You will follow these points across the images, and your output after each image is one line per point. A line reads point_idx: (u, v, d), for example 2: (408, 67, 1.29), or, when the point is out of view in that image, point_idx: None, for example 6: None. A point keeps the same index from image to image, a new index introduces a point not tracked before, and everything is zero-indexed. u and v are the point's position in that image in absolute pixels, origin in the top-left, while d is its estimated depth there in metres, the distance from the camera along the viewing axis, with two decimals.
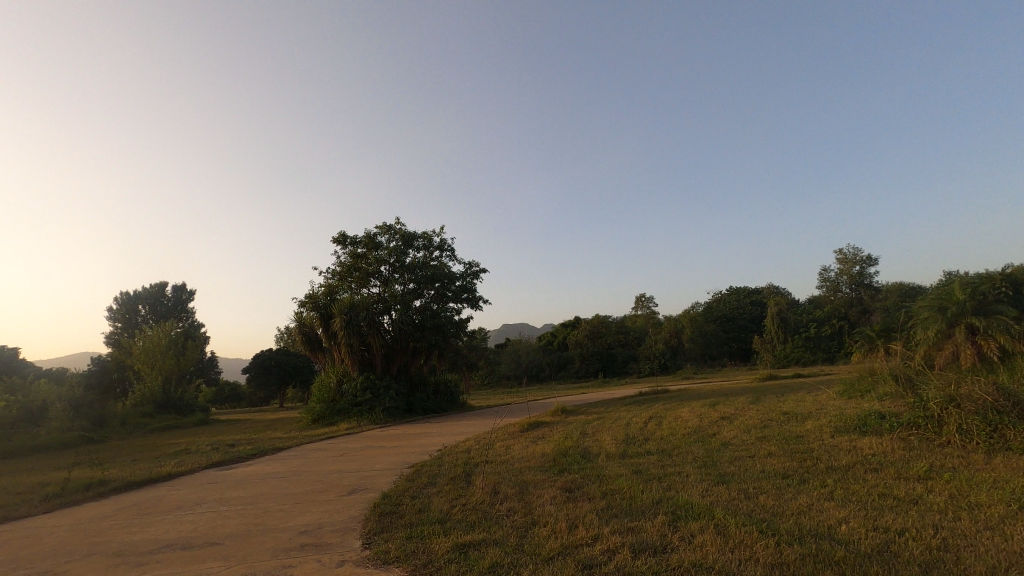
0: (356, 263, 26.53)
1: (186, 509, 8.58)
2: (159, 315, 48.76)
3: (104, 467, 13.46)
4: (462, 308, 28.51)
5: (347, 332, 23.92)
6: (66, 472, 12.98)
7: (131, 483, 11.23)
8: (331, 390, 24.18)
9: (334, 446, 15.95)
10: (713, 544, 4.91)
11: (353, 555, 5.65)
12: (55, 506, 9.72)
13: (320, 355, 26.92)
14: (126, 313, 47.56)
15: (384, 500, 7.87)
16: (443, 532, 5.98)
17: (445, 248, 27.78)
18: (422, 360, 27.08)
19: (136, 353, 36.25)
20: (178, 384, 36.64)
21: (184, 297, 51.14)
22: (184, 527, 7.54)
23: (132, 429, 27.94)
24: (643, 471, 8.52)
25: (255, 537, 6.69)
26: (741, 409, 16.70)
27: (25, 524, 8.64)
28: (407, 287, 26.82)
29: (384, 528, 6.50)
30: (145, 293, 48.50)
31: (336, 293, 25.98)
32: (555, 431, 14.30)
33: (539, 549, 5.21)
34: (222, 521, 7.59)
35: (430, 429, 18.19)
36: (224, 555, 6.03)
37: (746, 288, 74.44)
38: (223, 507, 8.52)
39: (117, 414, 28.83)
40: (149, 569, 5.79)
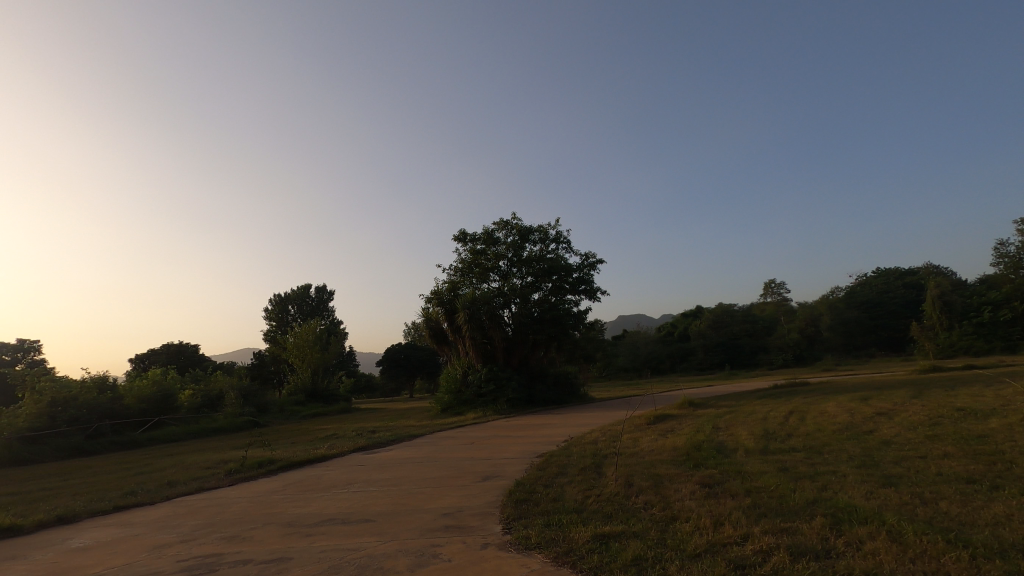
0: (476, 259, 27.52)
1: (341, 488, 9.47)
2: (306, 314, 54.25)
3: (270, 448, 15.25)
4: (581, 299, 28.42)
5: (470, 326, 24.99)
6: (242, 451, 14.93)
7: (293, 463, 12.61)
8: (458, 381, 25.38)
9: (463, 434, 16.69)
10: (888, 553, 4.39)
11: (495, 538, 5.86)
12: (234, 480, 11.19)
13: (446, 348, 28.33)
14: (279, 313, 53.61)
15: (518, 487, 8.09)
16: (581, 522, 5.98)
17: (561, 241, 27.87)
18: (543, 352, 27.43)
19: (289, 348, 40.68)
20: (324, 375, 40.43)
21: (325, 297, 56.41)
22: (342, 503, 8.33)
23: (289, 414, 31.48)
24: (791, 469, 7.87)
25: (403, 516, 7.19)
26: (901, 404, 14.82)
27: (215, 494, 10.06)
28: (526, 280, 27.29)
29: (522, 514, 6.66)
30: (293, 294, 54.20)
31: (459, 288, 27.16)
32: (684, 424, 13.70)
33: (684, 546, 5.00)
34: (372, 500, 8.28)
35: (553, 420, 18.35)
36: (379, 531, 6.55)
37: (899, 269, 65.70)
38: (371, 488, 9.29)
39: (277, 402, 32.62)
40: (316, 540, 6.45)
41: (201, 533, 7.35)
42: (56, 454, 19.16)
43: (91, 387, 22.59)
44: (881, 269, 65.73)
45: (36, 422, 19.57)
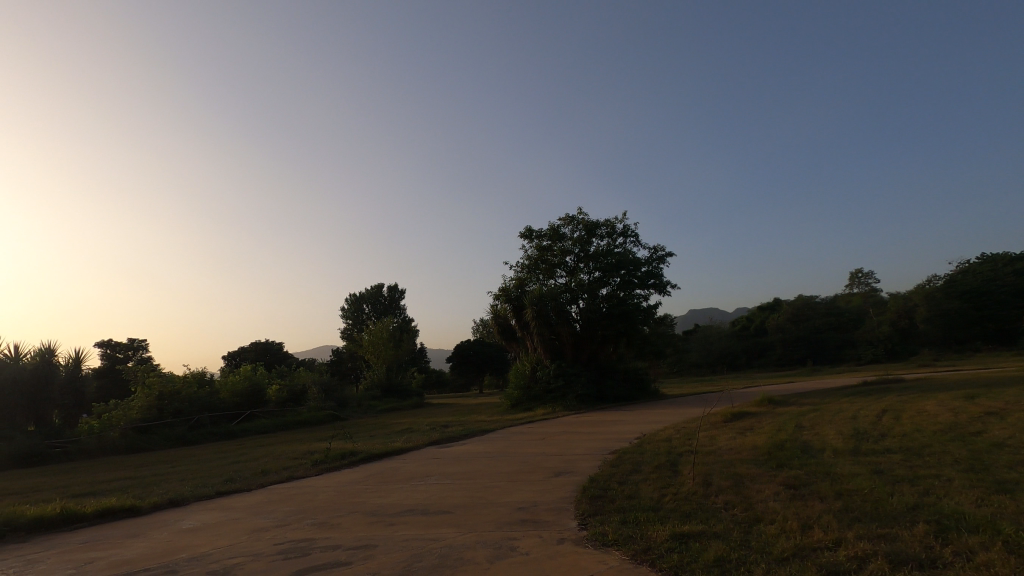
0: (543, 255, 27.55)
1: (418, 480, 9.80)
2: (379, 312, 56.38)
3: (350, 441, 16.02)
4: (650, 293, 27.81)
5: (538, 322, 25.10)
6: (325, 443, 15.79)
7: (372, 455, 13.18)
8: (527, 377, 25.56)
9: (534, 429, 16.81)
10: (1004, 565, 4.02)
11: (571, 534, 5.88)
12: (319, 470, 11.85)
13: (515, 344, 28.57)
14: (354, 312, 56.14)
15: (592, 483, 8.06)
16: (658, 520, 5.89)
17: (628, 235, 27.36)
18: (612, 347, 27.09)
19: (364, 345, 42.47)
20: (397, 371, 41.90)
21: (397, 295, 58.36)
22: (420, 494, 8.63)
23: (366, 409, 32.91)
24: (886, 472, 7.35)
25: (480, 509, 7.35)
26: (1015, 404, 13.43)
27: (304, 482, 10.72)
28: (593, 276, 27.00)
29: (597, 510, 6.63)
30: (366, 293, 56.51)
31: (526, 285, 27.31)
32: (764, 422, 13.11)
33: (770, 548, 4.80)
34: (449, 493, 8.52)
35: (624, 416, 18.10)
36: (457, 523, 6.73)
37: (1008, 254, 59.30)
38: (447, 480, 9.56)
39: (355, 397, 34.17)
40: (398, 529, 6.73)
41: (293, 518, 7.86)
42: (163, 443, 21.04)
43: (190, 382, 24.61)
44: (987, 255, 59.59)
45: (147, 414, 21.93)
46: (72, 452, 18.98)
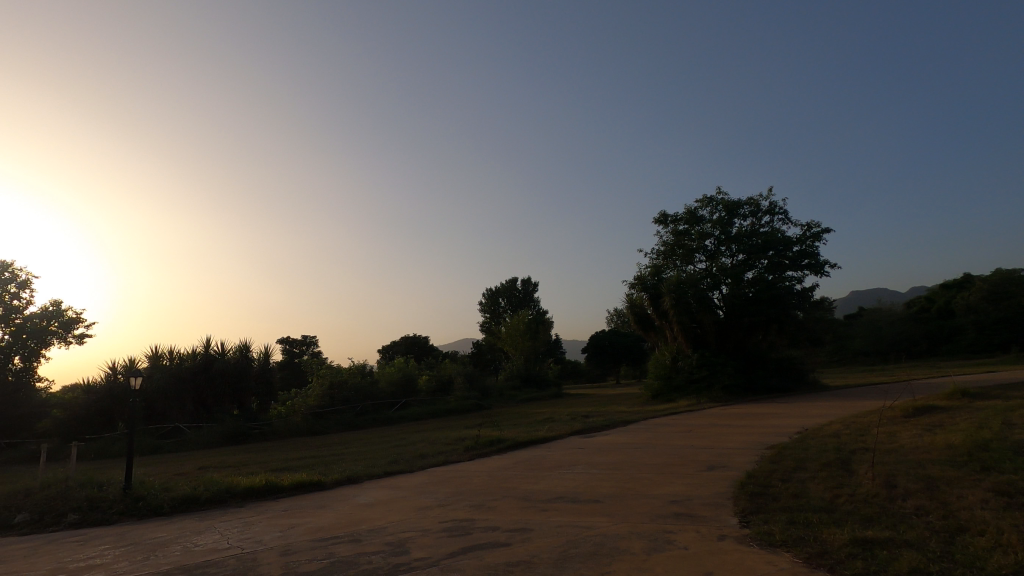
0: (679, 241, 26.36)
1: (565, 469, 9.96)
2: (515, 305, 58.01)
3: (497, 429, 16.76)
4: (804, 275, 25.31)
5: (677, 310, 24.13)
6: (474, 431, 16.71)
7: (519, 443, 13.66)
8: (667, 367, 24.69)
9: (680, 421, 16.17)
10: None
11: (732, 531, 5.59)
12: (471, 456, 12.57)
13: (653, 333, 27.74)
14: (492, 306, 58.44)
15: (751, 479, 7.57)
16: (834, 523, 5.37)
17: (776, 212, 25.16)
18: (761, 335, 25.15)
19: (503, 337, 44.03)
20: (535, 362, 42.83)
21: (531, 288, 59.55)
22: (569, 483, 8.78)
23: (508, 398, 34.13)
24: None
25: (631, 500, 7.28)
26: None
27: (458, 467, 11.46)
28: (736, 259, 25.26)
29: (759, 508, 6.21)
30: (502, 287, 58.42)
31: (663, 272, 26.36)
32: (959, 418, 11.28)
33: (979, 564, 4.15)
34: (598, 482, 8.56)
35: (779, 409, 16.74)
36: (608, 513, 6.75)
37: None
38: (594, 470, 9.60)
39: (497, 387, 35.61)
40: (550, 515, 6.92)
41: (452, 499, 8.44)
42: (336, 428, 23.78)
43: (354, 373, 27.45)
44: None
45: (322, 401, 24.92)
46: (267, 434, 22.24)
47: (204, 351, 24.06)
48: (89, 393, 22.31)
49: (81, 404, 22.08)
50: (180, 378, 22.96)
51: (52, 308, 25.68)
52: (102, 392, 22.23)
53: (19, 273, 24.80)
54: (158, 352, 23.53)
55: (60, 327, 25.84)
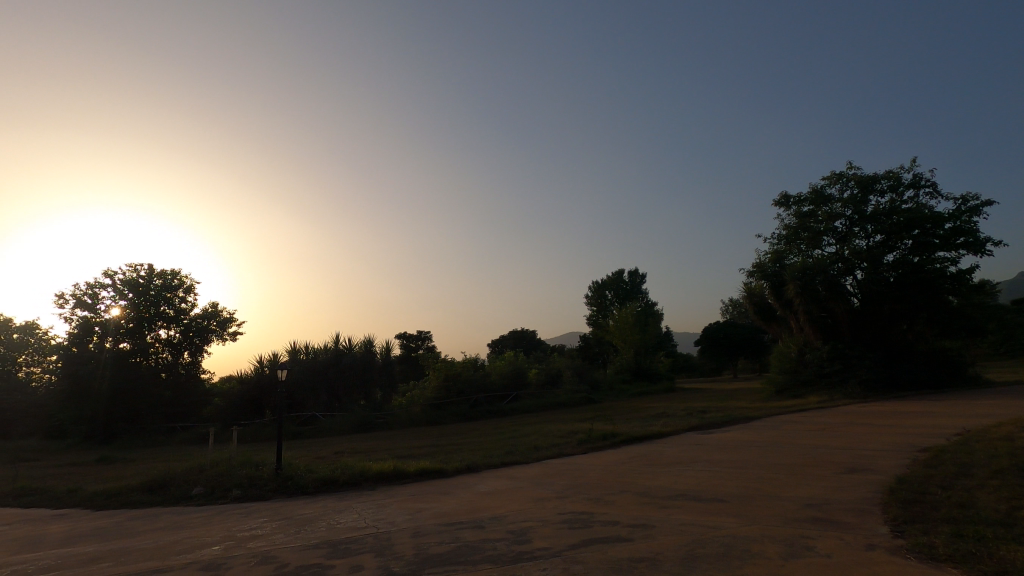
0: (804, 223, 24.23)
1: (685, 466, 9.62)
2: (622, 297, 56.87)
3: (610, 423, 16.58)
4: (960, 255, 22.21)
5: (803, 298, 22.25)
6: (586, 423, 16.67)
7: (633, 437, 13.42)
8: (793, 360, 22.89)
9: (811, 419, 14.92)
10: None
11: (883, 541, 5.07)
12: (585, 449, 12.55)
13: (775, 324, 25.88)
14: (598, 299, 57.78)
15: (903, 484, 6.81)
16: (1013, 540, 4.68)
17: (922, 185, 22.31)
18: (906, 324, 22.48)
19: (612, 330, 43.35)
20: (646, 356, 41.70)
21: (639, 279, 58.04)
22: (689, 480, 8.48)
23: (618, 392, 33.58)
24: None
25: (760, 501, 6.87)
26: None
27: (573, 460, 11.50)
28: (873, 240, 22.78)
29: (915, 518, 5.57)
30: (609, 279, 57.49)
31: (786, 258, 24.46)
32: None
33: None
34: (721, 481, 8.18)
35: (932, 407, 14.85)
36: (736, 513, 6.41)
37: None
38: (716, 468, 9.17)
39: (607, 380, 35.17)
40: (672, 513, 6.73)
41: (569, 492, 8.50)
42: (452, 418, 24.89)
43: (467, 366, 28.49)
44: None
45: (439, 393, 26.18)
46: (391, 422, 23.84)
47: (334, 346, 26.32)
48: (242, 384, 25.30)
49: (236, 393, 25.12)
50: (316, 370, 25.31)
51: (211, 309, 29.42)
52: (253, 382, 25.10)
53: (186, 279, 28.70)
54: (297, 347, 26.11)
55: (217, 326, 29.56)
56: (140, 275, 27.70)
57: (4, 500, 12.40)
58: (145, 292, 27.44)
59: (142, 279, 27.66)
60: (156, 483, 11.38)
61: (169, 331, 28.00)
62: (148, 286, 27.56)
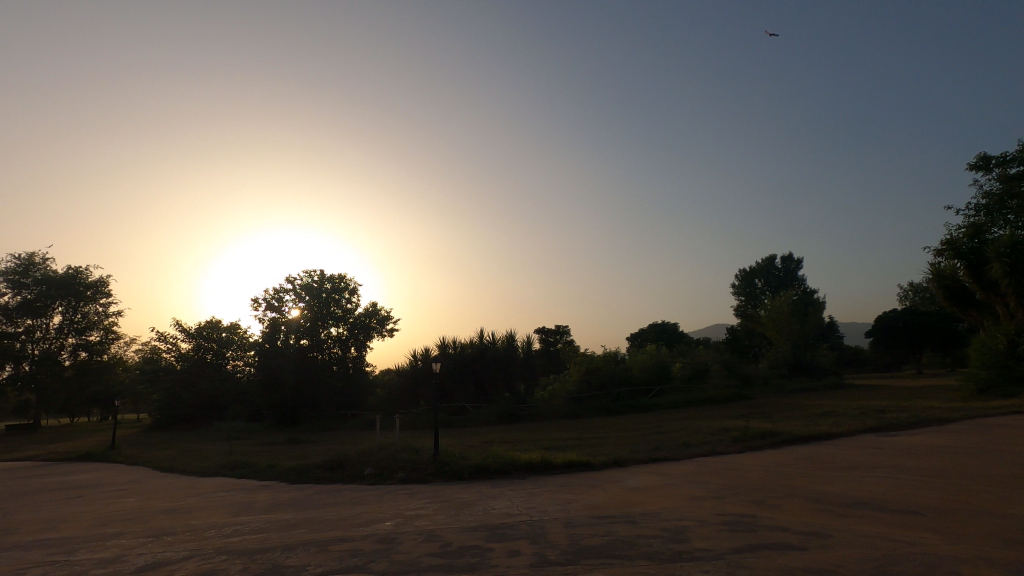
0: (1012, 188, 20.27)
1: (863, 471, 8.55)
2: (774, 286, 52.23)
3: (769, 421, 15.26)
4: None
5: (1014, 281, 18.57)
6: (741, 421, 15.53)
7: (797, 437, 12.24)
8: (1001, 353, 19.16)
9: None
10: None
11: None
12: (740, 448, 11.73)
13: (974, 311, 21.95)
14: (747, 288, 53.73)
15: None
16: None
17: None
18: None
19: (765, 321, 39.95)
20: (806, 349, 37.80)
21: (794, 265, 52.78)
22: (871, 487, 7.52)
23: (775, 387, 30.83)
24: None
25: (968, 516, 5.85)
26: None
27: (728, 459, 10.80)
28: None
29: None
30: (759, 267, 53.14)
31: (987, 231, 20.65)
32: None
33: None
34: (912, 490, 7.13)
35: None
36: (935, 528, 5.54)
37: None
38: (904, 475, 8.02)
39: (761, 375, 32.42)
40: (851, 522, 6.01)
41: (727, 492, 7.98)
42: (594, 412, 24.79)
43: (608, 360, 28.19)
44: None
45: (580, 386, 26.23)
46: (535, 415, 24.45)
47: (479, 339, 27.66)
48: (400, 375, 27.66)
49: (396, 384, 27.55)
50: (463, 363, 26.76)
51: (371, 308, 32.59)
52: (409, 374, 27.30)
53: (350, 282, 32.15)
54: (445, 341, 27.83)
55: (377, 323, 32.63)
56: (314, 279, 31.60)
57: (223, 471, 14.92)
58: (318, 294, 31.22)
59: (316, 283, 31.51)
60: (334, 462, 12.89)
61: (338, 328, 31.51)
62: (320, 289, 31.33)
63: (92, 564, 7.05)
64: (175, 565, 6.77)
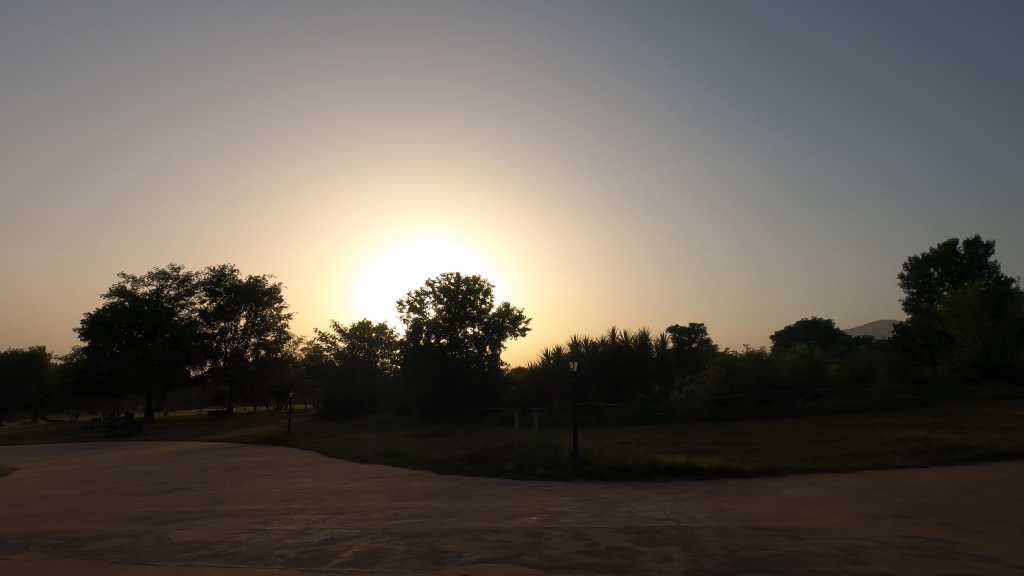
0: None
1: None
2: (956, 275, 44.86)
3: (958, 432, 13.13)
4: None
5: None
6: (920, 432, 13.56)
7: (1000, 453, 10.38)
8: None
9: None
10: None
11: None
12: (922, 462, 10.25)
13: None
14: (919, 279, 46.81)
15: None
16: None
17: None
18: None
19: (945, 316, 34.45)
20: (1003, 349, 31.84)
21: (982, 250, 44.90)
22: None
23: (961, 393, 26.39)
24: None
25: None
26: None
27: (908, 474, 9.49)
28: None
29: None
30: (934, 253, 46.03)
31: None
32: None
33: None
34: None
35: None
36: None
37: None
38: None
39: (942, 379, 27.96)
40: None
41: (911, 512, 7.01)
42: (738, 416, 23.24)
43: (751, 360, 26.23)
44: None
45: (721, 388, 24.75)
46: (673, 417, 23.55)
47: (611, 338, 27.34)
48: (534, 373, 28.25)
49: (530, 382, 28.23)
50: (596, 362, 26.60)
51: (504, 307, 33.70)
52: (542, 372, 27.80)
53: (484, 284, 33.56)
54: (577, 340, 27.90)
55: (510, 322, 33.68)
56: (451, 282, 33.48)
57: (381, 458, 16.38)
58: (455, 296, 32.99)
59: (453, 285, 33.33)
60: (478, 455, 13.50)
61: (474, 328, 33.01)
62: (457, 291, 33.09)
63: (284, 534, 8.13)
64: (350, 541, 7.56)
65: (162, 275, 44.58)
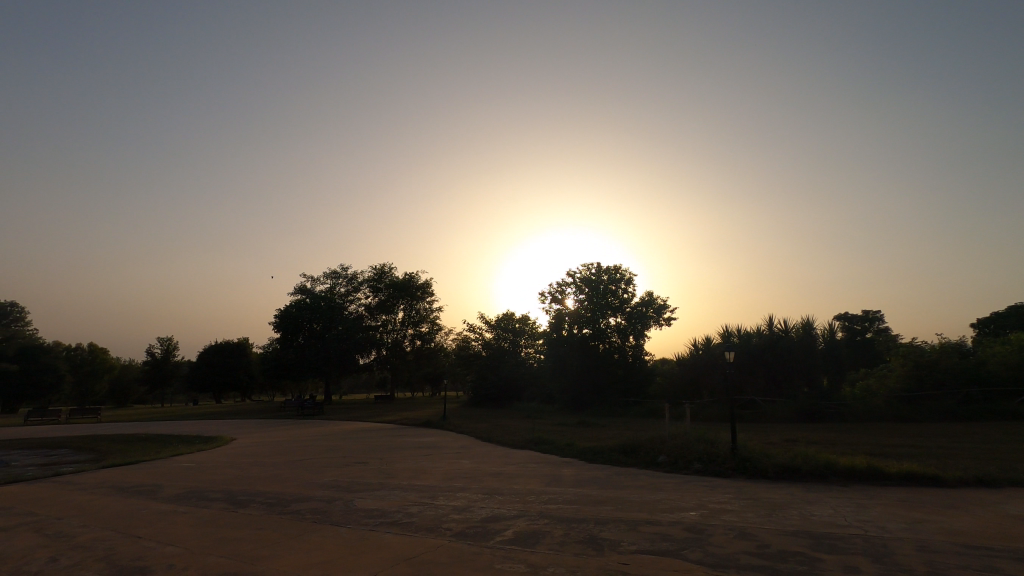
0: None
1: None
2: None
3: None
4: None
5: None
6: None
7: None
8: None
9: None
10: None
11: None
12: None
13: None
14: None
15: None
16: None
17: None
18: None
19: None
20: None
21: None
22: None
23: None
24: None
25: None
26: None
27: None
28: None
29: None
30: None
31: None
32: None
33: None
34: None
35: None
36: None
37: None
38: None
39: None
40: None
41: None
42: (929, 417, 20.10)
43: (947, 352, 22.43)
44: None
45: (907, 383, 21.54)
46: (846, 414, 21.07)
47: (769, 329, 25.22)
48: (682, 365, 27.09)
49: (677, 373, 27.12)
50: (751, 354, 24.69)
51: (647, 296, 32.79)
52: (690, 364, 26.54)
53: (625, 273, 32.95)
54: (729, 330, 26.13)
55: (654, 312, 32.68)
56: (592, 272, 33.41)
57: (531, 444, 16.95)
58: (596, 286, 32.87)
59: (593, 275, 33.22)
60: (629, 447, 13.30)
61: (617, 318, 32.57)
62: (598, 281, 32.93)
63: (450, 510, 8.76)
64: (509, 521, 7.92)
65: (334, 275, 50.44)
